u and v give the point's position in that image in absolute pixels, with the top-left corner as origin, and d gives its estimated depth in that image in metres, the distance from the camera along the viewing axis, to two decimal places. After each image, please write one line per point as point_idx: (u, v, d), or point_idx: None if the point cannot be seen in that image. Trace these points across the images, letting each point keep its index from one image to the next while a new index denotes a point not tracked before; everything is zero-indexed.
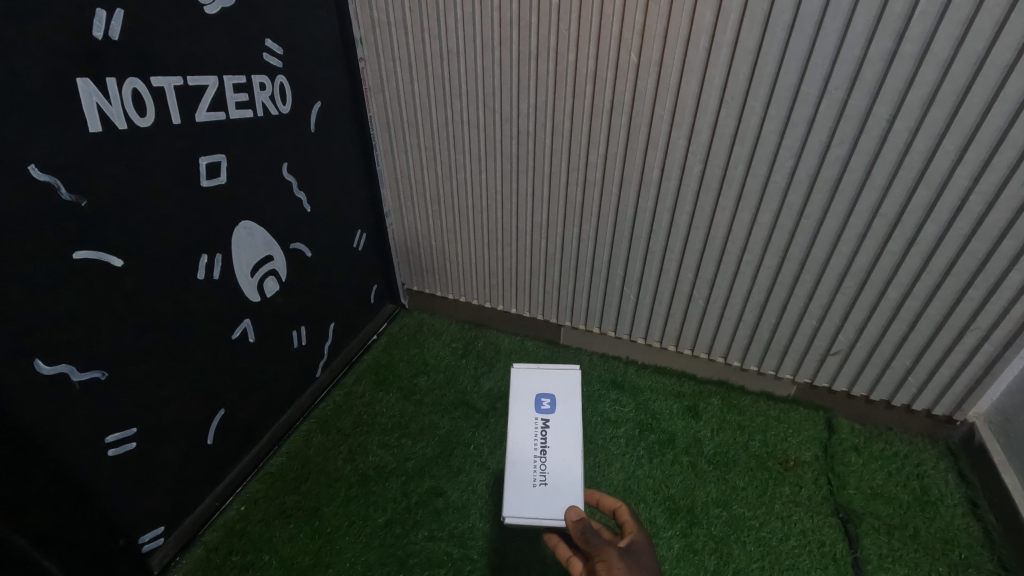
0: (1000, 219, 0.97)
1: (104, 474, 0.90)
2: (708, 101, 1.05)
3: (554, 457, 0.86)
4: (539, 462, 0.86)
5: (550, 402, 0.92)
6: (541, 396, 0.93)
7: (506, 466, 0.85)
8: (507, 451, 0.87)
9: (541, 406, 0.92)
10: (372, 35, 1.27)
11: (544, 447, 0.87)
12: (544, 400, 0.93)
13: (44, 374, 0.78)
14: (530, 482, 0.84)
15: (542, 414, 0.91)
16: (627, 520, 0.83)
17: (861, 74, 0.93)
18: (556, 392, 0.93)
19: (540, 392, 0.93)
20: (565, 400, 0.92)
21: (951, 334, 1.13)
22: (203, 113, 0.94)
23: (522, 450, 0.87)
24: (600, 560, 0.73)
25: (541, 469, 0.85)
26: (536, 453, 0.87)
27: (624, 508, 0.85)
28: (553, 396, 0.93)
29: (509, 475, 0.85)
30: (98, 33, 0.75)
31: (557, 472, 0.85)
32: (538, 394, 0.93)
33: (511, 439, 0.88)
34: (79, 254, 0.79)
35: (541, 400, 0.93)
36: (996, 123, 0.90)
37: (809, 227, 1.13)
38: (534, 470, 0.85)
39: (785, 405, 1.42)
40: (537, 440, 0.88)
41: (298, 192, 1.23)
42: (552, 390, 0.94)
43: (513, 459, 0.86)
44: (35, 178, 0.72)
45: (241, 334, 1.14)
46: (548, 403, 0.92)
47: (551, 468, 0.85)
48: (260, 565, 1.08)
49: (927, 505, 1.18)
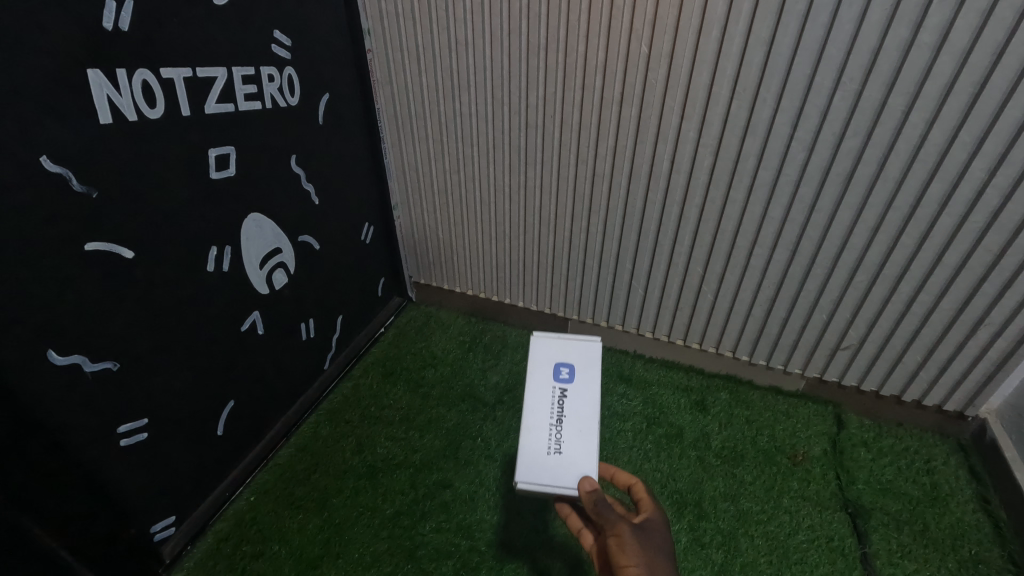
0: (1016, 213, 0.96)
1: (116, 463, 0.91)
2: (720, 92, 1.04)
3: (571, 428, 0.85)
4: (555, 431, 0.85)
5: (569, 371, 0.91)
6: (559, 365, 0.92)
7: (521, 432, 0.85)
8: (523, 418, 0.87)
9: (559, 374, 0.91)
10: (380, 27, 1.26)
11: (560, 416, 0.87)
12: (563, 369, 0.91)
13: (56, 364, 0.78)
14: (545, 450, 0.83)
15: (560, 383, 0.90)
16: (643, 498, 0.81)
17: (876, 65, 0.92)
18: (575, 362, 0.92)
19: (558, 360, 0.92)
20: (584, 370, 0.91)
21: (964, 328, 1.11)
22: (212, 105, 0.94)
23: (538, 417, 0.87)
24: (613, 535, 0.72)
25: (557, 438, 0.84)
26: (552, 421, 0.86)
27: (639, 485, 0.83)
28: (572, 365, 0.92)
29: (524, 442, 0.84)
30: (107, 24, 0.75)
31: (573, 442, 0.84)
32: (556, 363, 0.92)
33: (528, 406, 0.87)
34: (90, 246, 0.79)
35: (559, 368, 0.91)
36: (1015, 115, 0.88)
37: (820, 221, 1.12)
38: (549, 438, 0.84)
39: (794, 400, 1.41)
40: (554, 409, 0.87)
41: (306, 184, 1.23)
42: (571, 360, 0.92)
43: (529, 427, 0.85)
44: (47, 170, 0.72)
45: (250, 326, 1.14)
46: (567, 372, 0.91)
47: (567, 437, 0.84)
48: (270, 556, 1.09)
49: (937, 501, 1.17)
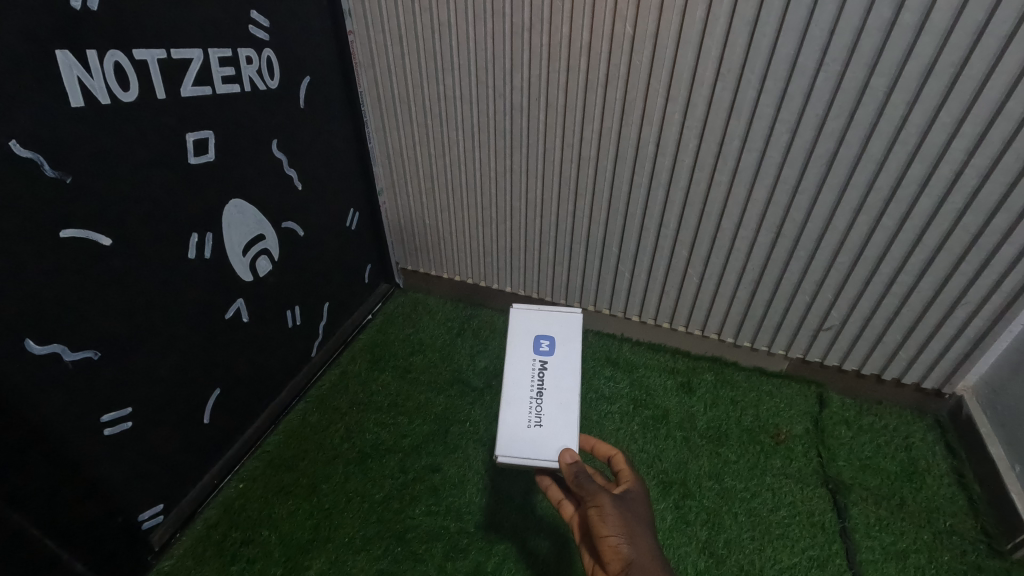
0: (994, 193, 0.97)
1: (101, 453, 0.90)
2: (704, 73, 1.04)
3: (551, 400, 0.86)
4: (535, 404, 0.86)
5: (549, 343, 0.92)
6: (540, 338, 0.93)
7: (502, 405, 0.86)
8: (503, 391, 0.87)
9: (539, 347, 0.92)
10: (361, 7, 1.23)
11: (540, 389, 0.87)
12: (543, 342, 0.92)
13: (34, 354, 0.77)
14: (525, 423, 0.84)
15: (540, 355, 0.91)
16: (623, 469, 0.83)
17: (858, 45, 0.92)
18: (556, 334, 0.93)
19: (539, 333, 0.93)
20: (564, 342, 0.92)
21: (942, 308, 1.14)
22: (188, 88, 0.92)
23: (518, 390, 0.87)
24: (593, 506, 0.73)
25: (537, 410, 0.85)
26: (533, 395, 0.87)
27: (619, 456, 0.85)
28: (552, 338, 0.93)
29: (504, 415, 0.85)
30: (75, 3, 0.72)
31: (553, 414, 0.85)
32: (537, 335, 0.93)
33: (508, 378, 0.88)
34: (66, 233, 0.78)
35: (540, 341, 0.92)
36: (994, 95, 0.89)
37: (804, 203, 1.13)
38: (529, 411, 0.85)
39: (778, 380, 1.43)
40: (534, 382, 0.88)
41: (288, 169, 1.21)
42: (552, 332, 0.93)
43: (508, 400, 0.86)
44: (17, 154, 0.70)
45: (234, 313, 1.13)
46: (547, 344, 0.92)
47: (546, 410, 0.85)
48: (260, 541, 1.10)
49: (915, 475, 1.20)
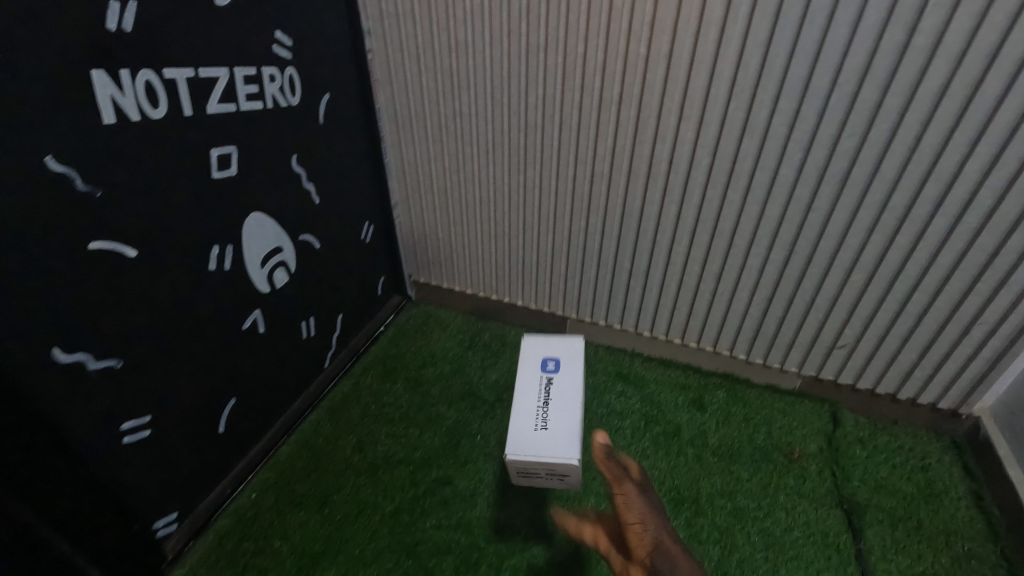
0: (1010, 213, 0.98)
1: (120, 461, 0.92)
2: (717, 93, 1.05)
3: (555, 410, 0.99)
4: (541, 412, 0.99)
5: (555, 363, 1.07)
6: (547, 358, 1.07)
7: (512, 414, 0.99)
8: (514, 403, 1.01)
9: (546, 366, 1.07)
10: (381, 26, 1.26)
11: (546, 401, 1.00)
12: (550, 362, 1.07)
13: (61, 362, 0.79)
14: (531, 427, 0.97)
15: (546, 373, 1.05)
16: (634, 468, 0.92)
17: (871, 66, 0.93)
18: (561, 356, 1.07)
19: (546, 355, 1.07)
20: (567, 361, 1.06)
21: (958, 327, 1.13)
22: (213, 105, 0.95)
23: (527, 401, 1.01)
24: (619, 493, 0.83)
25: (543, 417, 0.98)
26: (540, 404, 1.00)
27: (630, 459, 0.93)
28: (558, 359, 1.07)
29: (514, 421, 0.98)
30: (110, 25, 0.76)
31: (558, 420, 0.97)
32: (545, 356, 1.07)
33: (518, 389, 1.02)
34: (94, 245, 0.80)
35: (547, 361, 1.07)
36: (1008, 116, 0.90)
37: (817, 221, 1.13)
38: (536, 418, 0.98)
39: (791, 398, 1.42)
40: (540, 394, 1.01)
41: (307, 183, 1.24)
42: (558, 354, 1.07)
43: (518, 409, 1.00)
44: (51, 169, 0.73)
45: (251, 324, 1.15)
46: (553, 363, 1.07)
47: (551, 418, 0.98)
48: (272, 551, 1.10)
49: (931, 497, 1.18)
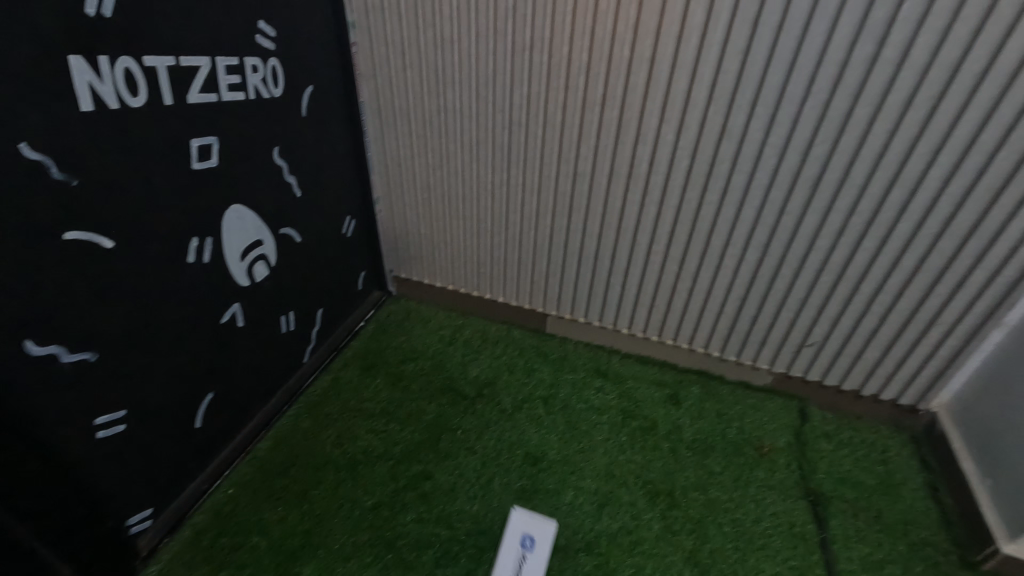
0: (967, 220, 1.04)
1: (94, 456, 0.90)
2: (697, 98, 1.09)
3: None
4: None
5: (530, 541, 1.10)
6: (524, 536, 1.11)
7: None
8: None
9: (524, 543, 1.10)
10: (366, 20, 1.25)
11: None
12: (526, 539, 1.11)
13: (33, 355, 0.77)
14: None
15: (522, 549, 1.09)
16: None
17: (843, 76, 0.98)
18: (534, 535, 1.11)
19: (523, 533, 1.11)
20: (541, 543, 1.10)
21: (918, 327, 1.19)
22: (194, 94, 0.93)
23: None
24: None
25: None
26: None
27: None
28: (532, 536, 1.11)
29: None
30: (90, 9, 0.74)
31: None
32: (522, 536, 1.11)
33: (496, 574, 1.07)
34: (69, 235, 0.78)
35: (524, 539, 1.11)
36: (967, 128, 0.96)
37: (789, 224, 1.18)
38: None
39: (762, 395, 1.47)
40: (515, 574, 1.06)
41: (288, 176, 1.22)
42: (532, 531, 1.12)
43: None
44: (26, 156, 0.71)
45: (230, 318, 1.13)
46: (529, 540, 1.11)
47: None
48: (249, 547, 1.09)
49: (891, 488, 1.25)
